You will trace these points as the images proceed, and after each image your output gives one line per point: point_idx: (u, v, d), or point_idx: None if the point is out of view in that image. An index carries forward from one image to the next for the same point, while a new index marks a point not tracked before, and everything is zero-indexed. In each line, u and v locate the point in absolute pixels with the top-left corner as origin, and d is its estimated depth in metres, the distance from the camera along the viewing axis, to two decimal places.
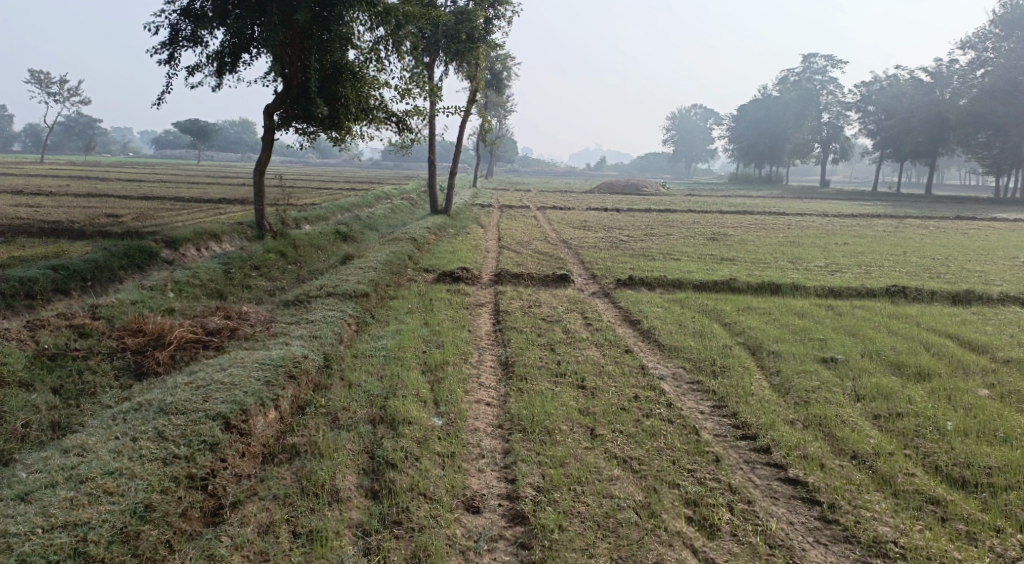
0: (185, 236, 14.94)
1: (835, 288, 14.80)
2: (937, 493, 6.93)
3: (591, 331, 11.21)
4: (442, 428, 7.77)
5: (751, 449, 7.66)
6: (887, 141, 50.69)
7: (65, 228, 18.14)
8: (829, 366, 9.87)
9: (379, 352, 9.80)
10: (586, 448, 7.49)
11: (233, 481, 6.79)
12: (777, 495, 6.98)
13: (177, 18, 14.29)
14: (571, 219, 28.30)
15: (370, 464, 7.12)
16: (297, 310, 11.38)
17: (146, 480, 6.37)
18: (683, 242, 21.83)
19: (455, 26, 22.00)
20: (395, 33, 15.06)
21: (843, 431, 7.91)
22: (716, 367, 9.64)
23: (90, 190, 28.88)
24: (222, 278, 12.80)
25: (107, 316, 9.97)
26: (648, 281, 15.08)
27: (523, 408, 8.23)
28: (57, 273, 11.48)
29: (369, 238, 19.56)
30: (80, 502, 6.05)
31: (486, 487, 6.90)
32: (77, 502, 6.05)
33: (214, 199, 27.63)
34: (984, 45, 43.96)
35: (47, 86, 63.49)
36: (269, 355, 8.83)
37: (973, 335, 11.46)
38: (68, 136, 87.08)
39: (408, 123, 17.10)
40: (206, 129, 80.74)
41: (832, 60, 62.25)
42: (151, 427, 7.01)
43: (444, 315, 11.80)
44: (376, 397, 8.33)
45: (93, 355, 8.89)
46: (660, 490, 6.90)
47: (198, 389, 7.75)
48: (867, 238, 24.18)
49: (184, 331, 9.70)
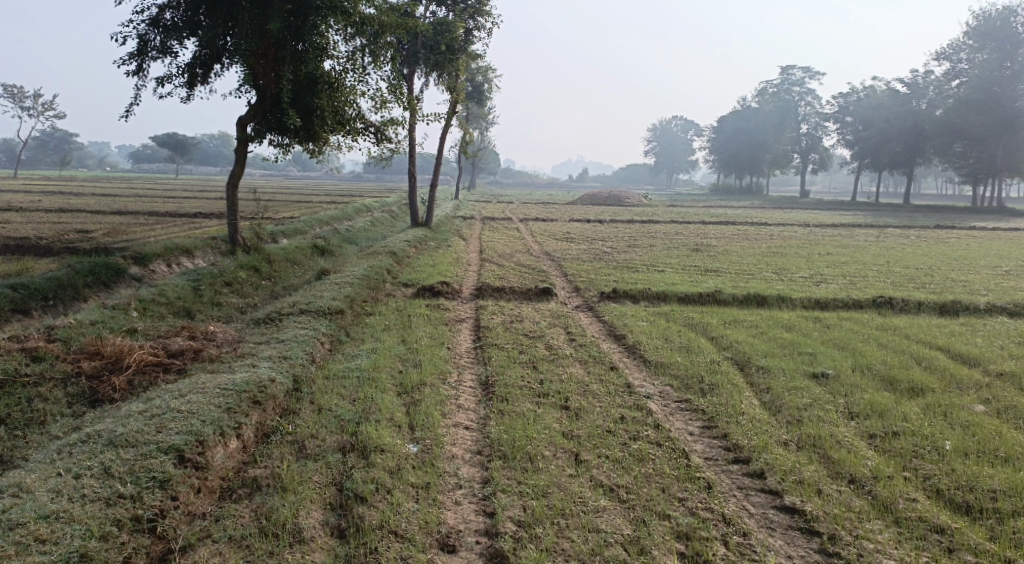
0: (155, 251, 14.36)
1: (821, 299, 14.50)
2: (941, 521, 6.58)
3: (574, 348, 10.78)
4: (417, 455, 7.29)
5: (744, 474, 7.25)
6: (864, 151, 50.95)
7: (32, 244, 17.48)
8: (821, 382, 9.48)
9: (353, 373, 9.28)
10: (570, 476, 7.04)
11: (184, 521, 6.31)
12: (774, 525, 6.58)
13: (146, 28, 13.76)
14: (553, 231, 27.99)
15: (337, 498, 6.63)
16: (268, 330, 10.84)
17: (84, 524, 5.90)
18: (666, 254, 21.51)
19: (434, 36, 21.56)
20: (372, 43, 14.67)
21: (839, 452, 7.53)
22: (704, 385, 9.20)
23: (62, 205, 28.02)
24: (191, 296, 12.23)
25: (64, 338, 9.39)
26: (633, 293, 14.71)
27: (503, 432, 7.76)
28: (16, 292, 10.91)
29: (347, 252, 19.05)
30: (7, 553, 5.57)
31: (463, 523, 6.43)
32: (3, 554, 5.57)
33: (190, 213, 26.95)
34: (958, 56, 44.47)
35: (20, 100, 62.22)
36: (233, 379, 8.29)
37: (964, 347, 11.17)
38: (43, 150, 85.73)
39: (386, 133, 16.62)
40: (184, 143, 79.47)
41: (810, 72, 62.59)
42: (97, 463, 6.50)
43: (422, 332, 11.33)
44: (347, 423, 7.82)
45: (44, 381, 8.34)
46: (650, 522, 6.47)
47: (152, 418, 7.22)
48: (849, 247, 24.01)
49: (145, 353, 9.14)
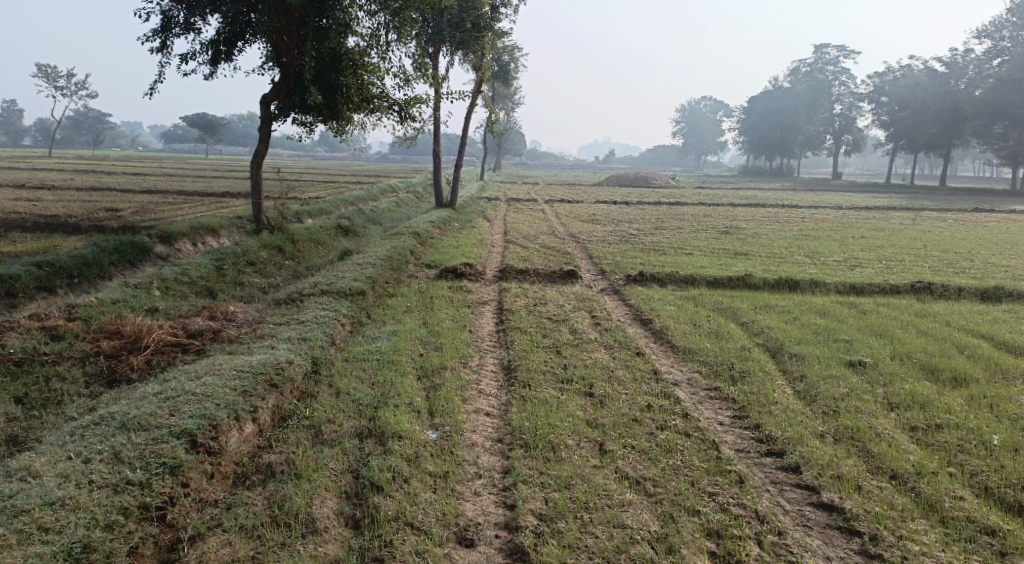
0: (180, 230, 14.23)
1: (856, 283, 14.00)
2: (991, 522, 6.20)
3: (599, 332, 10.46)
4: (436, 442, 7.05)
5: (778, 468, 6.91)
6: (900, 132, 49.42)
7: (61, 222, 17.48)
8: (858, 371, 9.07)
9: (372, 356, 9.06)
10: (595, 467, 6.75)
11: (195, 508, 6.16)
12: (811, 524, 6.25)
13: (169, 4, 13.52)
14: (579, 212, 27.57)
15: (353, 486, 6.44)
16: (289, 310, 10.66)
17: (90, 512, 5.76)
18: (695, 236, 21.03)
19: (460, 14, 21.06)
20: (396, 18, 14.30)
21: (879, 446, 7.15)
22: (735, 372, 8.86)
23: (93, 184, 28.14)
24: (213, 275, 12.08)
25: (84, 316, 9.26)
26: (660, 277, 14.31)
27: (525, 419, 7.49)
28: (41, 270, 10.87)
29: (371, 232, 18.85)
30: (8, 542, 5.43)
31: (482, 515, 6.19)
32: (4, 543, 5.44)
33: (217, 193, 26.87)
34: (1000, 34, 42.94)
35: (53, 80, 62.82)
36: (250, 361, 8.09)
37: (1008, 335, 10.65)
38: (76, 129, 86.93)
39: (410, 111, 16.28)
40: (215, 123, 79.97)
41: (845, 51, 60.86)
42: (108, 447, 6.38)
43: (444, 314, 11.09)
44: (365, 407, 7.60)
45: (63, 360, 8.22)
46: (679, 519, 6.17)
47: (166, 401, 7.07)
48: (885, 230, 23.32)
49: (163, 333, 9.00)
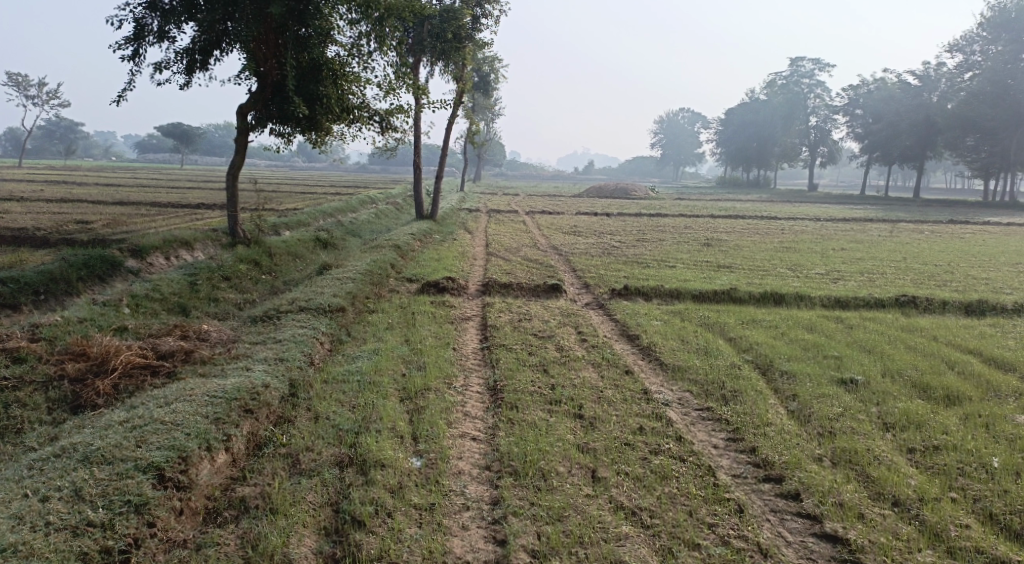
0: (153, 243, 13.75)
1: (841, 297, 13.86)
2: (1000, 552, 5.99)
3: (586, 349, 10.17)
4: (421, 471, 6.71)
5: (777, 495, 6.65)
6: (874, 144, 49.96)
7: (29, 236, 16.86)
8: (850, 389, 8.85)
9: (353, 376, 8.69)
10: (587, 497, 6.45)
11: (162, 550, 5.78)
12: (815, 556, 6.01)
13: (142, 12, 13.09)
14: (560, 224, 27.34)
15: (332, 522, 6.09)
16: (265, 328, 10.24)
17: (46, 560, 5.37)
18: (677, 248, 20.89)
19: (440, 24, 20.77)
20: (377, 28, 13.97)
21: (880, 470, 6.92)
22: (726, 392, 8.60)
23: (63, 195, 27.40)
24: (187, 291, 11.63)
25: (49, 336, 8.79)
26: (645, 290, 14.08)
27: (514, 445, 7.17)
28: (4, 287, 10.36)
29: (350, 245, 18.45)
30: None
31: (470, 552, 5.87)
32: None
33: (192, 205, 26.26)
34: (971, 48, 43.53)
35: (25, 89, 61.57)
36: (223, 384, 7.68)
37: (996, 351, 10.51)
38: (48, 139, 85.29)
39: (391, 122, 15.95)
40: (190, 133, 78.83)
41: (820, 64, 61.59)
42: (68, 483, 5.97)
43: (426, 331, 10.74)
44: (345, 433, 7.23)
45: (24, 385, 7.77)
46: (678, 554, 5.89)
47: (132, 430, 6.66)
48: (865, 242, 23.35)
49: (132, 354, 8.57)
